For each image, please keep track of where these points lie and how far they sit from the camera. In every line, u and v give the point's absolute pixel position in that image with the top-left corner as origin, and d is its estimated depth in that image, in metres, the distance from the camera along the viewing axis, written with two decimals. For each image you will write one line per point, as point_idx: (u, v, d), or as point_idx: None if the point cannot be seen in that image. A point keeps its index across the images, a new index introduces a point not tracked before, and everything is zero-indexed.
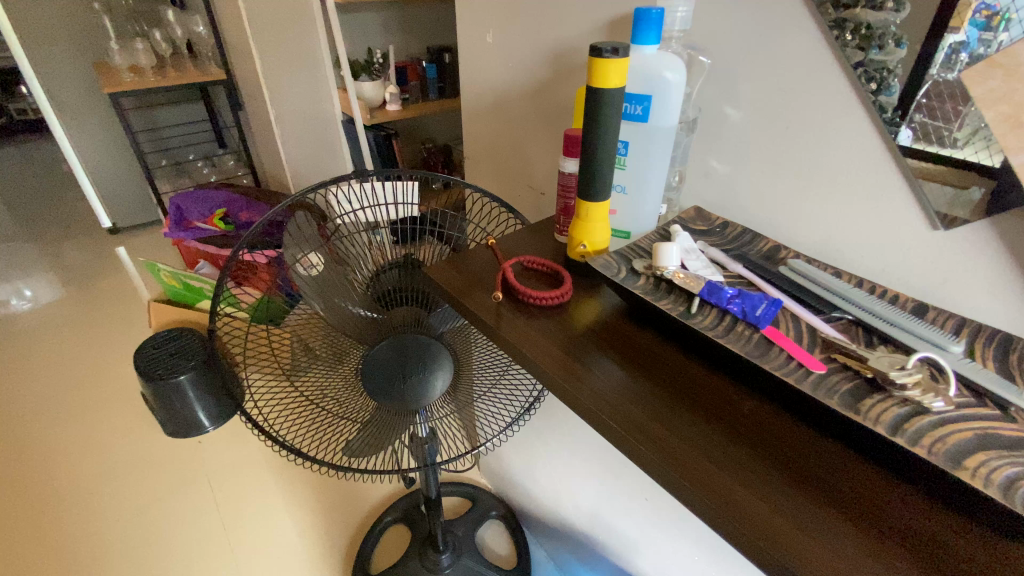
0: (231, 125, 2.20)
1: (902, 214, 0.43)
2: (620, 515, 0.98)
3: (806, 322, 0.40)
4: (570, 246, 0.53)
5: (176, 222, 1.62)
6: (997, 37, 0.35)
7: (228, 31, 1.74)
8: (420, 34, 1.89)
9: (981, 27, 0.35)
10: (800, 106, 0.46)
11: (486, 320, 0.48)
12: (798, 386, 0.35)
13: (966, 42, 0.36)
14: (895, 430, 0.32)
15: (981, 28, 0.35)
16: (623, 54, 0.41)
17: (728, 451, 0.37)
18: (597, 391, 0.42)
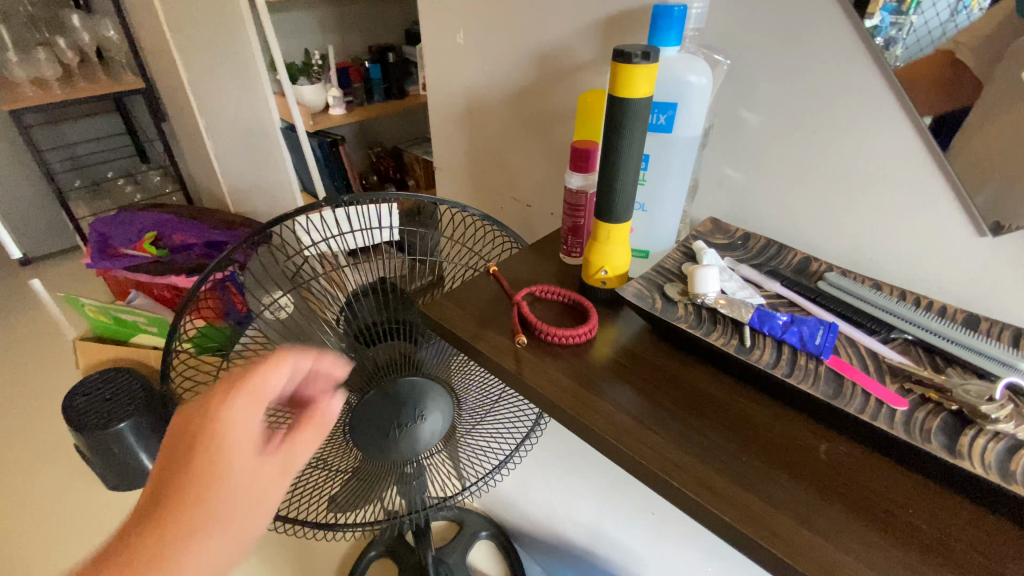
0: (155, 138, 1.99)
1: (944, 219, 0.41)
2: (624, 529, 0.86)
3: (865, 346, 0.38)
4: (587, 271, 0.48)
5: (99, 249, 1.42)
6: (908, 20, 0.37)
7: (147, 35, 1.57)
8: (360, 32, 1.77)
9: (893, 11, 0.38)
10: (831, 109, 0.43)
11: (508, 366, 0.42)
12: (885, 427, 0.32)
13: (880, 26, 0.38)
14: (1004, 474, 0.29)
15: (894, 12, 0.37)
16: (654, 58, 0.36)
17: (818, 508, 0.31)
18: (650, 446, 0.35)
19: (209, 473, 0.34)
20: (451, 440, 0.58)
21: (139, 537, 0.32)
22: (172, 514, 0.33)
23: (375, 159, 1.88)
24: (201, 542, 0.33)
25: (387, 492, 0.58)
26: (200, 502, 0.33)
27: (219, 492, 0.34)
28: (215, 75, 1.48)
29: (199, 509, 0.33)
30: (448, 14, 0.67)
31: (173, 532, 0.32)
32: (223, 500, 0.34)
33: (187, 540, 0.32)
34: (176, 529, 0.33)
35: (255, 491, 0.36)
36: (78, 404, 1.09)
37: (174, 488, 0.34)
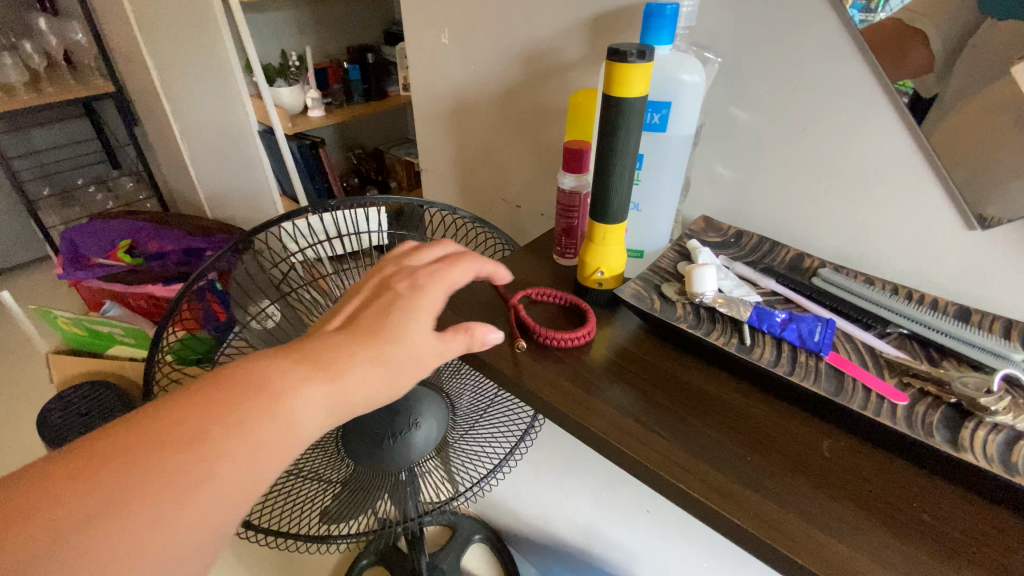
0: (126, 143, 1.93)
1: (935, 214, 0.41)
2: (617, 528, 0.87)
3: (862, 341, 0.38)
4: (583, 273, 0.47)
5: (72, 259, 1.37)
6: (876, 17, 0.38)
7: (117, 38, 1.52)
8: (338, 33, 1.74)
9: (862, 9, 0.38)
10: (822, 106, 0.43)
11: (508, 371, 0.41)
12: (888, 422, 0.32)
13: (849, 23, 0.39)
14: (1007, 466, 0.29)
15: (863, 10, 0.38)
16: (649, 57, 0.36)
17: (828, 506, 0.31)
18: (656, 449, 0.35)
19: (394, 323, 0.35)
20: (444, 449, 0.55)
21: (327, 351, 0.33)
22: (358, 341, 0.34)
23: (356, 161, 1.85)
24: (374, 377, 0.33)
25: (382, 506, 0.54)
26: (382, 351, 0.34)
27: (397, 344, 0.35)
28: (188, 78, 1.44)
29: (383, 347, 0.34)
30: (432, 13, 0.66)
31: (354, 354, 0.33)
32: (401, 343, 0.35)
33: (359, 370, 0.33)
34: (356, 358, 0.33)
35: (419, 360, 0.35)
36: (53, 420, 1.05)
37: (366, 328, 0.35)
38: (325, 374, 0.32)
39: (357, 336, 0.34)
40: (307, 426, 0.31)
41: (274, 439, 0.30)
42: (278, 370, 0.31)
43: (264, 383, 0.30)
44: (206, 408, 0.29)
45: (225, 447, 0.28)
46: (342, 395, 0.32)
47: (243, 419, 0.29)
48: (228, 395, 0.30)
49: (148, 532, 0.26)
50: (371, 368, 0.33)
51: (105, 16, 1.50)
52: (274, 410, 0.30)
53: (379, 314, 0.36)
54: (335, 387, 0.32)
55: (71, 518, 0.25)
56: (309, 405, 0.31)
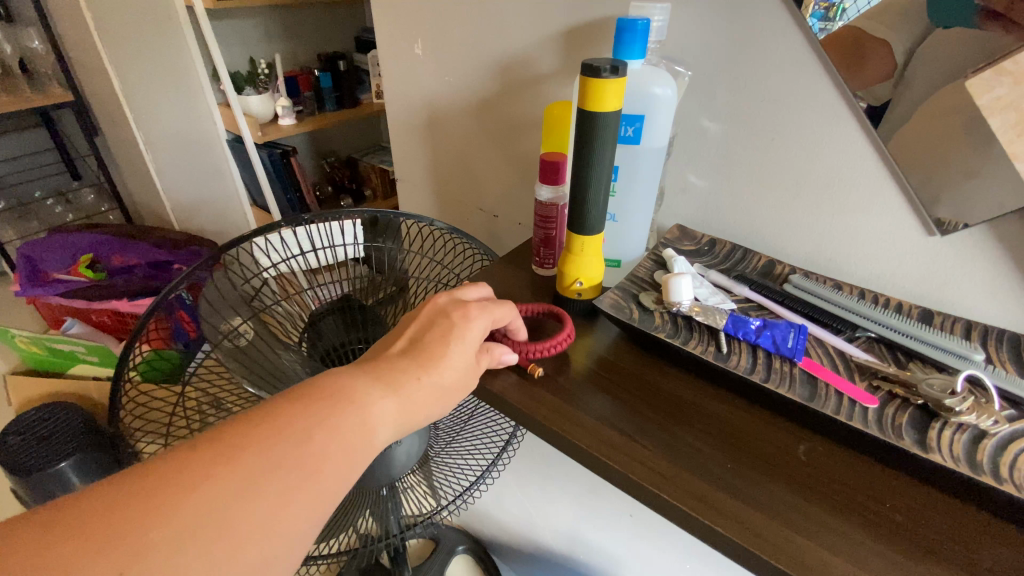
0: (87, 154, 1.86)
1: (897, 220, 0.43)
2: (601, 534, 0.87)
3: (833, 345, 0.39)
4: (562, 284, 0.47)
5: (29, 276, 1.29)
6: (835, 25, 0.39)
7: (77, 46, 1.47)
8: (307, 39, 1.71)
9: (821, 18, 0.40)
10: (787, 117, 0.44)
11: (491, 385, 0.41)
12: (860, 426, 0.33)
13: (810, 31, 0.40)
14: (973, 464, 0.31)
15: (823, 19, 0.39)
16: (622, 72, 0.36)
17: (808, 512, 0.32)
18: (640, 459, 0.35)
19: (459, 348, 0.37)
20: (427, 461, 0.55)
21: (411, 368, 0.35)
22: (429, 366, 0.36)
23: (329, 169, 1.82)
24: (442, 397, 0.36)
25: (363, 522, 0.53)
26: (435, 383, 0.36)
27: (454, 374, 0.37)
28: (152, 86, 1.39)
29: (442, 371, 0.36)
30: (404, 24, 0.66)
31: (429, 375, 0.36)
32: (464, 366, 0.37)
33: (429, 392, 0.36)
34: (428, 384, 0.35)
35: (466, 382, 0.38)
36: (11, 442, 0.98)
37: (422, 352, 0.36)
38: (413, 394, 0.35)
39: (427, 355, 0.36)
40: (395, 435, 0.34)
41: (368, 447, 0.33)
42: (362, 385, 0.34)
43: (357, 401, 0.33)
44: (314, 417, 0.31)
45: (329, 453, 0.31)
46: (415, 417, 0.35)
47: (343, 429, 0.32)
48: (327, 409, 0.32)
49: (265, 524, 0.28)
50: (440, 390, 0.36)
51: (63, 23, 1.45)
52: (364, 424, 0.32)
53: (440, 339, 0.37)
54: (419, 404, 0.35)
55: (206, 505, 0.27)
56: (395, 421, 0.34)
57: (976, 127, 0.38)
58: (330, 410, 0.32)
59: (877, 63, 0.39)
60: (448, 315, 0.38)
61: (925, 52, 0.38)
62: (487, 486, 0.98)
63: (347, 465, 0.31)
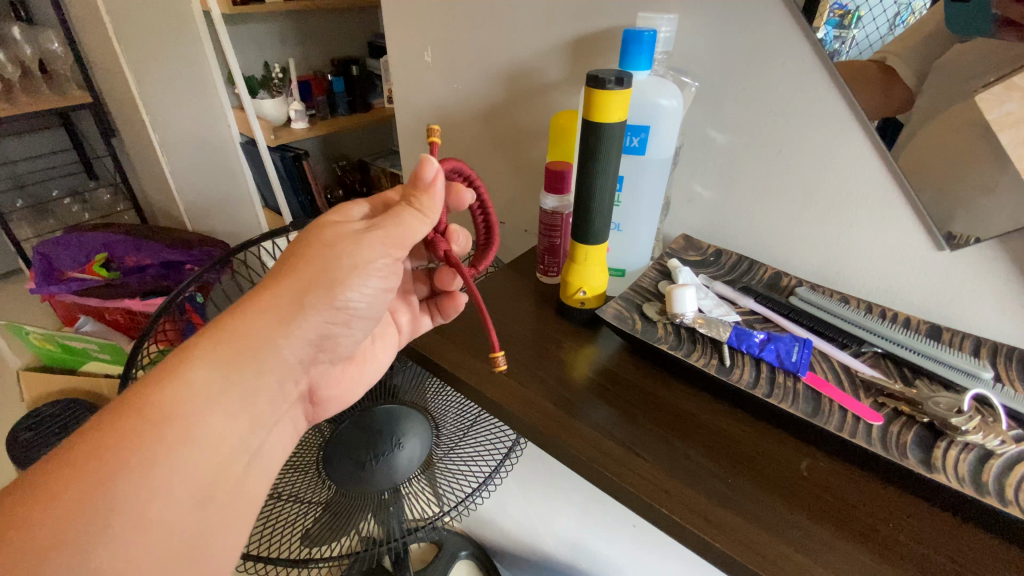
0: (103, 154, 1.89)
1: (906, 234, 0.43)
2: (605, 544, 0.86)
3: (838, 360, 0.39)
4: (566, 293, 0.47)
5: (44, 274, 1.32)
6: (849, 34, 0.39)
7: (96, 49, 1.50)
8: (321, 44, 1.73)
9: (836, 26, 0.39)
10: (793, 130, 0.44)
11: (491, 394, 0.41)
12: (862, 443, 0.33)
13: (823, 39, 0.40)
14: (979, 486, 0.30)
15: (837, 27, 0.39)
16: (627, 83, 0.36)
17: (806, 528, 0.31)
18: (635, 470, 0.35)
19: (322, 247, 0.38)
20: (431, 465, 0.53)
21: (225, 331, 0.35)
22: (261, 304, 0.36)
23: (340, 172, 1.83)
24: (308, 300, 0.37)
25: (366, 525, 0.51)
26: (322, 262, 0.38)
27: (336, 261, 0.38)
28: (167, 89, 1.41)
29: (328, 251, 0.38)
30: (414, 32, 0.66)
31: (257, 312, 0.36)
32: (334, 260, 0.38)
33: (270, 322, 0.36)
34: (274, 309, 0.36)
35: (365, 251, 0.39)
36: (22, 438, 0.99)
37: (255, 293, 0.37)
38: (235, 355, 0.35)
39: (256, 289, 0.37)
40: (238, 400, 0.35)
41: (202, 426, 0.34)
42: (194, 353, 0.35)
43: (157, 396, 0.32)
44: (115, 425, 0.31)
45: (152, 452, 0.31)
46: (272, 350, 0.37)
47: (158, 421, 0.32)
48: (123, 418, 0.31)
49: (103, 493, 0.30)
50: (297, 301, 0.37)
51: (83, 26, 1.48)
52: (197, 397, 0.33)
53: (296, 251, 0.38)
54: (248, 360, 0.36)
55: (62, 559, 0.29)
56: (227, 389, 0.35)
57: (987, 141, 0.37)
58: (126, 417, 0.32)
59: (890, 75, 0.39)
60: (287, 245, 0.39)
61: (940, 64, 0.37)
62: (491, 492, 0.97)
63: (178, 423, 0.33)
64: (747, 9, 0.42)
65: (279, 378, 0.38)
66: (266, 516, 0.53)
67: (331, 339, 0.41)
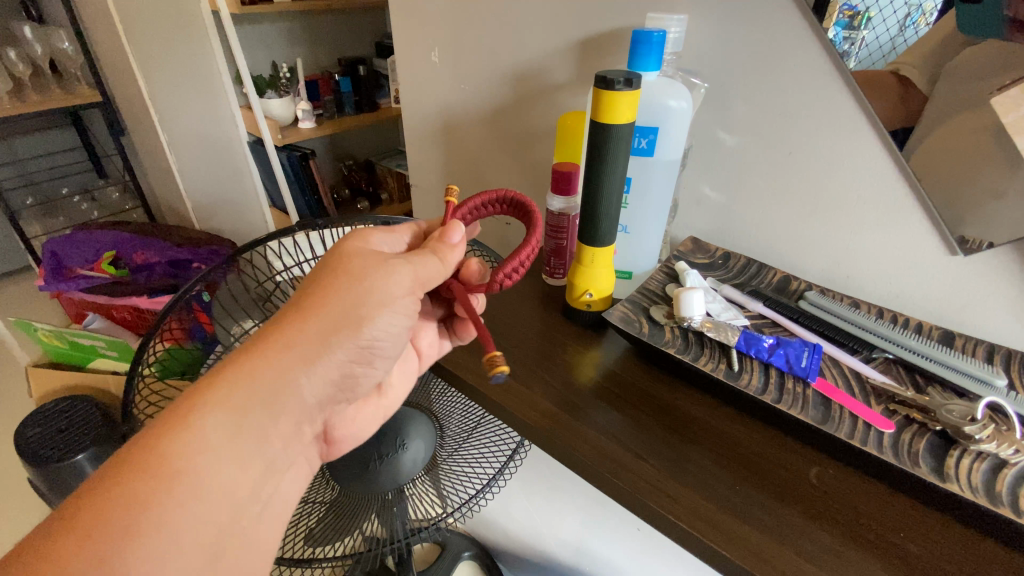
0: (113, 153, 1.91)
1: (918, 238, 0.42)
2: (610, 547, 0.85)
3: (849, 366, 0.38)
4: (572, 295, 0.47)
5: (53, 272, 1.33)
6: (859, 35, 0.38)
7: (106, 49, 1.51)
8: (328, 44, 1.74)
9: (845, 27, 0.39)
10: (804, 133, 0.44)
11: (497, 398, 0.40)
12: (872, 451, 0.33)
13: (833, 40, 0.39)
14: (992, 496, 0.30)
15: (847, 28, 0.39)
16: (636, 84, 0.36)
17: (817, 538, 0.31)
18: (644, 478, 0.34)
19: (348, 280, 0.37)
20: (435, 466, 0.53)
21: (240, 370, 0.33)
22: (286, 337, 0.34)
23: (346, 172, 1.84)
24: (334, 337, 0.36)
25: (369, 525, 0.51)
26: (350, 294, 0.36)
27: (362, 283, 0.37)
28: (176, 88, 1.42)
29: (357, 283, 0.37)
30: (422, 31, 0.66)
31: (276, 350, 0.34)
32: (360, 295, 0.37)
33: (291, 360, 0.34)
34: (297, 344, 0.34)
35: (392, 278, 0.38)
36: (31, 434, 1.00)
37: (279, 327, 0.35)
38: (251, 397, 0.32)
39: (276, 325, 0.34)
40: (251, 443, 0.32)
41: (212, 479, 0.30)
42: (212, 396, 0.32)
43: (166, 449, 0.29)
44: (126, 472, 0.28)
45: (158, 513, 0.28)
46: (289, 389, 0.34)
47: (164, 477, 0.29)
48: (136, 466, 0.29)
49: (112, 549, 0.27)
50: (322, 337, 0.35)
51: (94, 26, 1.49)
52: (212, 439, 0.31)
53: (319, 282, 0.36)
54: (264, 403, 0.33)
55: None
56: (240, 436, 0.32)
57: (1003, 145, 0.37)
58: (129, 472, 0.28)
59: (901, 77, 0.38)
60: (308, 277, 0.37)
61: (952, 68, 0.37)
62: (495, 493, 0.96)
63: (198, 466, 0.30)
64: (757, 10, 0.41)
65: (297, 419, 0.35)
66: None
67: (352, 377, 0.39)
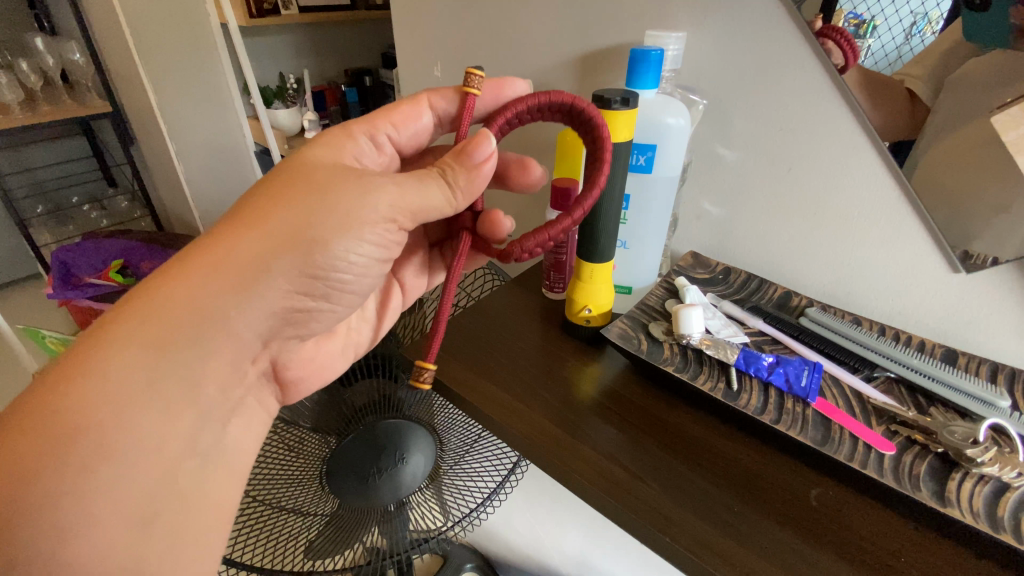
0: (122, 162, 1.93)
1: (921, 255, 0.42)
2: (613, 561, 0.84)
3: (849, 385, 0.38)
4: (570, 310, 0.47)
5: (62, 280, 1.33)
6: (864, 43, 0.38)
7: (116, 59, 1.53)
8: (333, 56, 1.76)
9: (850, 36, 0.38)
10: (806, 148, 0.43)
11: (494, 415, 0.40)
12: (873, 474, 0.32)
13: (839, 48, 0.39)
14: (993, 521, 0.29)
15: (852, 37, 0.38)
16: (633, 103, 0.36)
17: (815, 562, 0.30)
18: (643, 499, 0.34)
19: (278, 166, 0.39)
20: (437, 478, 0.52)
21: (151, 298, 0.35)
22: (213, 264, 0.36)
23: None
24: (274, 261, 0.37)
25: (370, 537, 0.49)
26: (317, 214, 0.37)
27: (349, 195, 0.37)
28: (183, 98, 1.44)
29: (312, 202, 0.37)
30: (423, 46, 0.67)
31: (197, 274, 0.35)
32: (283, 204, 0.37)
33: (216, 289, 0.35)
34: (230, 273, 0.36)
35: (369, 199, 0.37)
36: None
37: (215, 256, 0.36)
38: (172, 332, 0.34)
39: (198, 257, 0.36)
40: (175, 374, 0.35)
41: (140, 416, 0.33)
42: (135, 328, 0.34)
43: (88, 370, 0.32)
44: (62, 389, 0.32)
45: (89, 444, 0.31)
46: (216, 322, 0.36)
47: (87, 404, 0.32)
48: (66, 391, 0.32)
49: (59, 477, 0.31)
50: (257, 264, 0.36)
51: (105, 37, 1.51)
52: (135, 368, 0.33)
53: (273, 203, 0.37)
54: (189, 335, 0.35)
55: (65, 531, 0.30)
56: (163, 367, 0.34)
57: (1004, 162, 0.37)
58: (35, 392, 0.32)
59: (905, 85, 0.38)
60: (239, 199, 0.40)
61: (955, 81, 0.37)
62: (496, 506, 0.95)
63: (120, 398, 0.33)
64: (760, 23, 0.41)
65: (229, 354, 0.38)
66: (259, 525, 0.48)
67: (300, 313, 0.41)
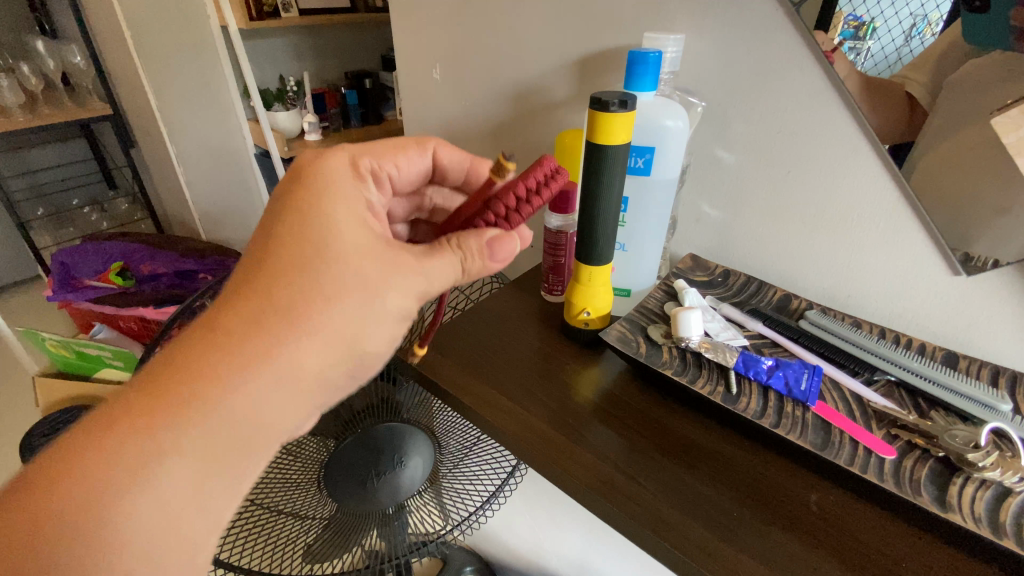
0: (122, 165, 1.94)
1: (921, 257, 0.42)
2: (613, 563, 0.84)
3: (849, 389, 0.38)
4: (568, 314, 0.47)
5: (62, 282, 1.33)
6: (865, 45, 0.38)
7: (116, 62, 1.53)
8: (333, 58, 1.76)
9: (851, 36, 0.38)
10: (805, 150, 0.43)
11: (491, 419, 0.40)
12: (874, 478, 0.32)
13: (840, 49, 0.39)
14: (995, 527, 0.29)
15: (852, 38, 0.38)
16: (631, 106, 0.36)
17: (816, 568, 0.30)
18: (638, 501, 0.34)
19: (302, 226, 0.33)
20: (436, 480, 0.52)
21: (203, 396, 0.29)
22: (275, 364, 0.31)
23: None
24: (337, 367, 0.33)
25: (369, 539, 0.49)
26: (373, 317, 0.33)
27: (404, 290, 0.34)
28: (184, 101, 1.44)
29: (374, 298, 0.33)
30: (421, 48, 0.67)
31: (260, 377, 0.30)
32: (338, 302, 0.32)
33: (277, 396, 0.31)
34: (293, 377, 0.31)
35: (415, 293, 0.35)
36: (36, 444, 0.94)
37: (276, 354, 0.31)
38: (223, 442, 0.30)
39: (262, 353, 0.30)
40: (219, 484, 0.31)
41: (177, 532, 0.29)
42: (184, 437, 0.29)
43: (124, 480, 0.28)
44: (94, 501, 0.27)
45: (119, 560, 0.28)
46: (268, 429, 0.32)
47: (122, 518, 0.28)
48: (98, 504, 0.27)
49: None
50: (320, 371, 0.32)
51: (106, 40, 1.52)
52: (177, 483, 0.29)
53: (341, 292, 0.32)
54: (240, 443, 0.31)
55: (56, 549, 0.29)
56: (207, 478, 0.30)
57: (1005, 164, 0.36)
58: (42, 490, 0.27)
59: (906, 87, 0.38)
60: (234, 272, 0.33)
61: (954, 82, 0.37)
62: (497, 508, 0.95)
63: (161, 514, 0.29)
64: (759, 24, 0.41)
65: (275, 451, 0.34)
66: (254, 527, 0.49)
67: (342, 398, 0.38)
